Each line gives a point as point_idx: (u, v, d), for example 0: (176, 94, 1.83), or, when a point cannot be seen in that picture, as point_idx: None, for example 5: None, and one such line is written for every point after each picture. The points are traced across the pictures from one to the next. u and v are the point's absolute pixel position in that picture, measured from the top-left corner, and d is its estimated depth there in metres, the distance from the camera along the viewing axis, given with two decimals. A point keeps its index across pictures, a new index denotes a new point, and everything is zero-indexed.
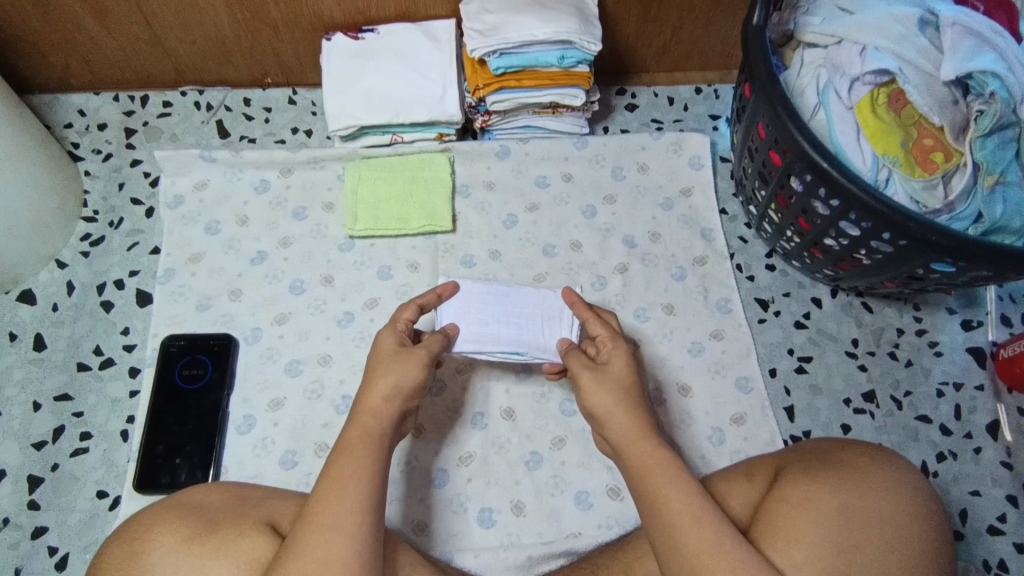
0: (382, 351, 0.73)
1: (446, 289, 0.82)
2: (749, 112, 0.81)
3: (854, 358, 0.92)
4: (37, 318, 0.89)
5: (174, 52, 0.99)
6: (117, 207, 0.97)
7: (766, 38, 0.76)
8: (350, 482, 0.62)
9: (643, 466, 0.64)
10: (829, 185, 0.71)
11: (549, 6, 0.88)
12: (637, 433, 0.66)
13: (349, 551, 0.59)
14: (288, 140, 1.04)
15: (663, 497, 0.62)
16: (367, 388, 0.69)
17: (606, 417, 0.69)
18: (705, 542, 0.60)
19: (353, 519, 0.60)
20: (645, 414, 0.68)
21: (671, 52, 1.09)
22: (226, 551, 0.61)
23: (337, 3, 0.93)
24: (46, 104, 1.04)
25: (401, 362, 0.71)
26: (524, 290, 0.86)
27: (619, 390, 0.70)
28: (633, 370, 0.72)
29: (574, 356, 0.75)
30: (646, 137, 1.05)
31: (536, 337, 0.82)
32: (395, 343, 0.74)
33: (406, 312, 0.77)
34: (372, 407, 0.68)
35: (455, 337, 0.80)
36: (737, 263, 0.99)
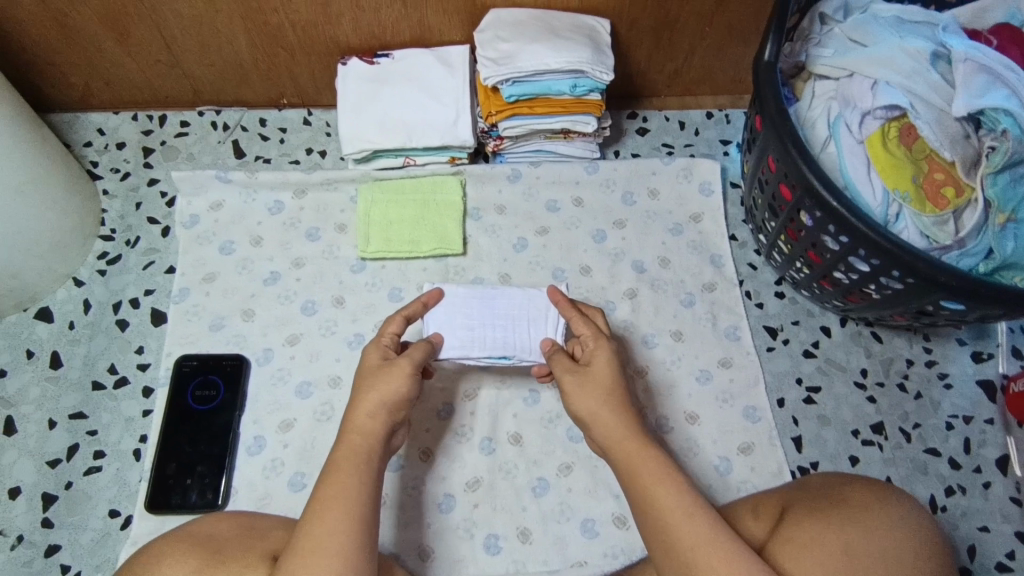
0: (366, 366, 0.75)
1: (432, 296, 0.84)
2: (760, 145, 0.82)
3: (863, 388, 0.92)
4: (54, 336, 0.91)
5: (192, 73, 1.01)
6: (134, 226, 0.99)
7: (778, 73, 0.76)
8: (338, 507, 0.63)
9: (635, 465, 0.67)
10: (838, 222, 0.71)
11: (562, 35, 0.89)
12: (631, 439, 0.69)
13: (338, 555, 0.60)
14: (302, 160, 1.05)
15: (655, 494, 0.65)
16: (354, 404, 0.71)
17: (593, 421, 0.72)
18: (698, 534, 0.62)
19: (336, 542, 0.60)
20: (638, 421, 0.72)
21: (682, 77, 1.10)
22: None
23: (354, 28, 0.94)
24: (66, 122, 1.06)
25: (385, 376, 0.73)
26: (510, 291, 0.87)
27: (607, 389, 0.73)
28: (616, 371, 0.75)
29: (557, 359, 0.78)
30: (656, 162, 1.05)
31: (522, 339, 0.84)
32: (379, 358, 0.75)
33: (392, 324, 0.79)
34: (360, 427, 0.70)
35: (440, 344, 0.82)
36: (746, 290, 0.99)
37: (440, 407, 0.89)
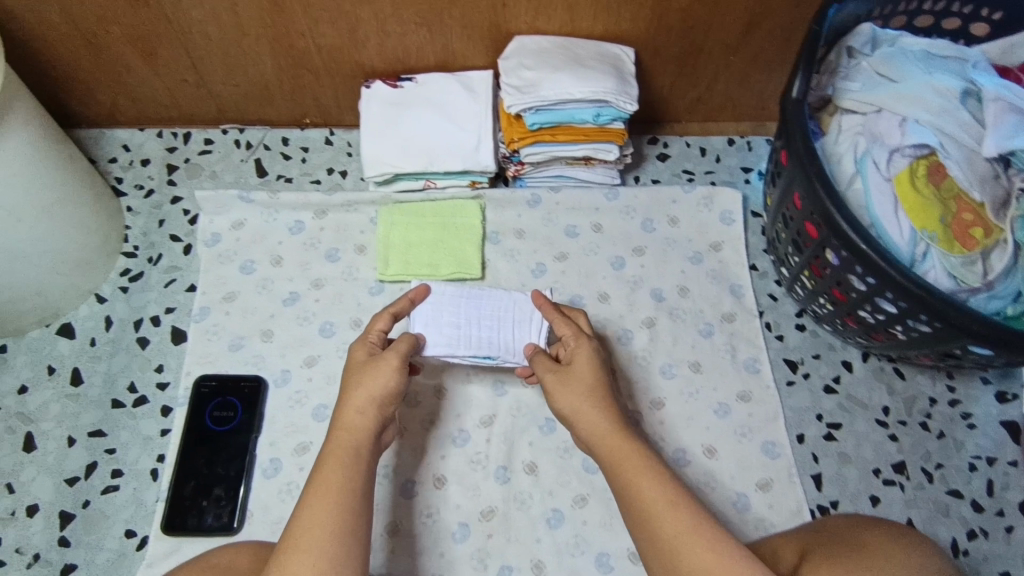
0: (354, 362, 0.76)
1: (417, 292, 0.85)
2: (785, 179, 0.81)
3: (885, 426, 0.91)
4: (76, 352, 0.91)
5: (217, 93, 1.02)
6: (156, 243, 1.00)
7: (806, 110, 0.76)
8: (331, 504, 0.64)
9: (619, 458, 0.69)
10: (865, 263, 0.70)
11: (587, 64, 0.89)
12: (615, 435, 0.71)
13: (330, 541, 0.61)
14: (323, 180, 1.06)
15: (638, 487, 0.66)
16: (344, 400, 0.72)
17: (575, 417, 0.74)
18: (681, 524, 0.63)
19: (324, 537, 0.61)
20: (621, 415, 0.74)
21: (705, 104, 1.09)
22: None
23: (379, 52, 0.95)
24: (92, 138, 1.07)
25: (373, 372, 0.74)
26: (496, 293, 0.89)
27: (589, 382, 0.75)
28: (597, 366, 0.77)
29: (539, 360, 0.79)
30: (677, 190, 1.05)
31: (508, 341, 0.86)
32: (366, 355, 0.77)
33: (380, 321, 0.80)
34: (349, 424, 0.71)
35: (423, 344, 0.84)
36: (766, 321, 0.98)
37: (455, 433, 0.89)
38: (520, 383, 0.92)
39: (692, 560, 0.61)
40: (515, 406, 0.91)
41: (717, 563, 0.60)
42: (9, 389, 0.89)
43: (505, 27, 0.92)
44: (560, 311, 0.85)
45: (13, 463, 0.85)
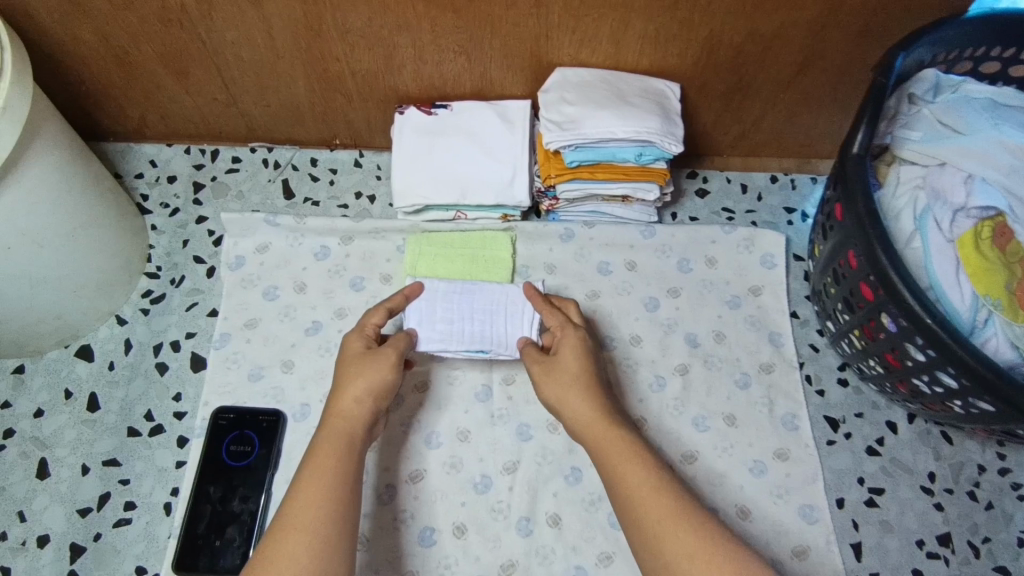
0: (349, 353, 0.80)
1: (409, 288, 0.88)
2: (839, 235, 0.76)
3: (930, 494, 0.87)
4: (93, 376, 0.89)
5: (248, 112, 0.99)
6: (179, 264, 0.98)
7: (868, 168, 0.71)
8: (319, 494, 0.67)
9: (603, 444, 0.74)
10: (925, 335, 0.66)
11: (632, 100, 0.85)
12: (603, 424, 0.75)
13: (321, 512, 0.66)
14: (351, 205, 1.03)
15: (623, 474, 0.70)
16: (340, 390, 0.77)
17: (563, 407, 0.78)
18: (663, 510, 0.66)
19: (311, 518, 0.65)
20: (608, 406, 0.77)
21: (749, 139, 1.04)
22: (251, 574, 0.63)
23: (414, 78, 0.91)
24: (118, 152, 1.05)
25: (370, 366, 0.78)
26: (489, 286, 0.90)
27: (574, 373, 0.79)
28: (581, 356, 0.81)
29: (530, 356, 0.83)
30: (716, 230, 1.01)
31: (499, 334, 0.87)
32: (360, 345, 0.81)
33: (374, 317, 0.84)
34: (343, 412, 0.75)
35: (416, 339, 0.86)
36: (807, 373, 0.94)
37: (476, 478, 0.86)
38: (546, 427, 0.89)
39: (674, 540, 0.64)
40: (540, 452, 0.88)
41: (700, 545, 0.63)
42: (25, 412, 0.87)
43: (546, 58, 0.88)
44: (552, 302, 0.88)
45: (26, 490, 0.83)
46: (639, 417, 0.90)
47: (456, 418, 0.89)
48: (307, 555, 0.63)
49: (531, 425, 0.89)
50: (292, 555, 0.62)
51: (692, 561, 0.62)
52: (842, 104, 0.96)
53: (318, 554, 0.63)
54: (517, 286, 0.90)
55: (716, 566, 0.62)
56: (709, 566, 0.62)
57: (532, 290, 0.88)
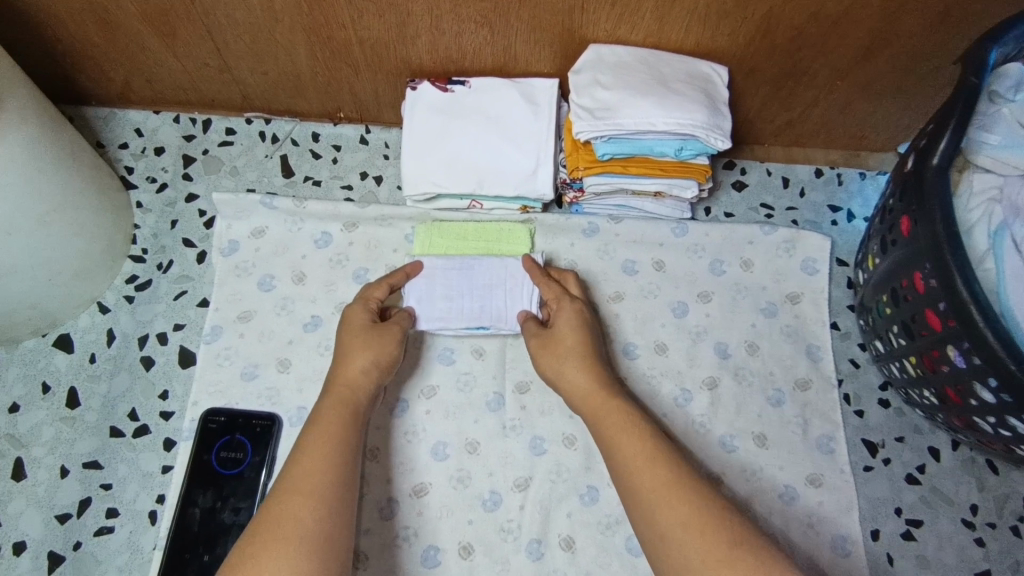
0: (353, 324, 0.77)
1: (411, 269, 0.82)
2: (904, 253, 0.68)
3: (971, 527, 0.81)
4: (73, 369, 0.83)
5: (243, 80, 0.89)
6: (167, 247, 0.89)
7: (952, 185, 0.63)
8: (332, 443, 0.66)
9: (599, 413, 0.72)
10: (987, 361, 0.59)
11: (675, 86, 0.76)
12: (601, 395, 0.73)
13: (330, 466, 0.64)
14: (356, 186, 0.94)
15: (622, 447, 0.67)
16: (345, 361, 0.74)
17: (560, 378, 0.76)
18: (659, 480, 0.63)
19: (314, 481, 0.62)
20: (607, 375, 0.75)
21: (796, 128, 0.95)
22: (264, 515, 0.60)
23: (430, 49, 0.81)
24: (101, 118, 0.96)
25: (378, 337, 0.76)
26: (491, 261, 0.84)
27: (574, 344, 0.77)
28: (578, 328, 0.78)
29: (528, 331, 0.79)
30: (754, 230, 0.92)
31: (500, 309, 0.82)
32: (362, 314, 0.77)
33: (376, 291, 0.80)
34: (350, 381, 0.72)
35: (415, 317, 0.81)
36: (845, 392, 0.87)
37: (485, 495, 0.80)
38: (561, 441, 0.83)
39: (670, 512, 0.60)
40: (554, 469, 0.81)
41: (697, 517, 0.59)
42: None
43: (579, 34, 0.78)
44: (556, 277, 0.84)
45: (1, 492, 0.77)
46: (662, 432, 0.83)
47: (463, 428, 0.83)
48: (310, 516, 0.59)
49: (546, 438, 0.83)
50: (295, 519, 0.59)
51: (686, 532, 0.59)
52: (906, 95, 0.86)
53: (323, 518, 0.60)
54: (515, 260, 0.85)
55: (712, 534, 0.58)
56: (703, 540, 0.57)
57: (532, 264, 0.83)
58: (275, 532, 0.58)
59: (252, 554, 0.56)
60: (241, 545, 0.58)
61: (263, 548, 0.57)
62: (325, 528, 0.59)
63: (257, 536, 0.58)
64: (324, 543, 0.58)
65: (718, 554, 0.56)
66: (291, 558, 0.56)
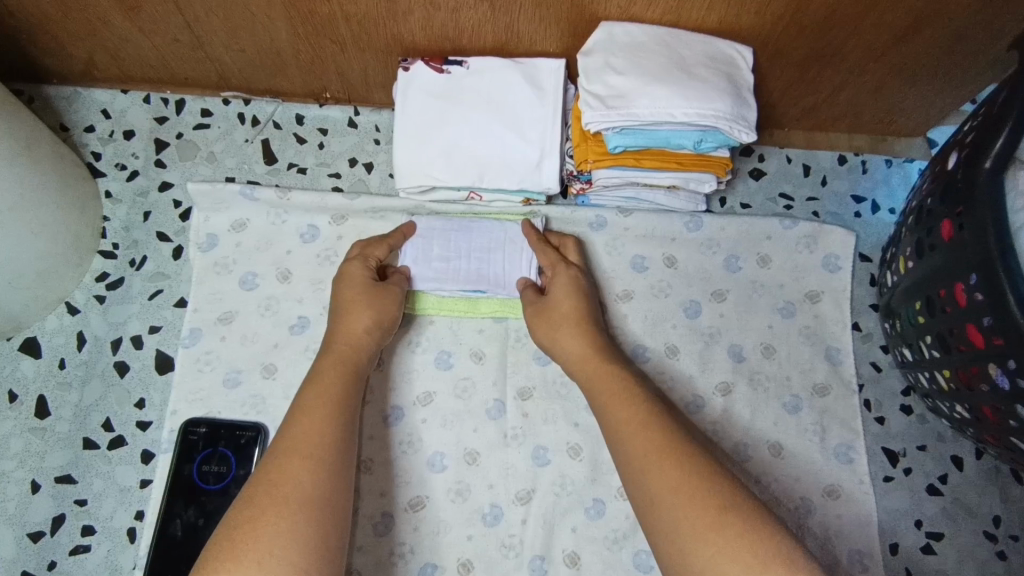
0: (352, 279, 0.73)
1: (405, 228, 0.78)
2: (942, 259, 0.63)
3: (994, 541, 0.78)
4: (42, 376, 0.78)
5: (218, 57, 0.81)
6: (140, 241, 0.83)
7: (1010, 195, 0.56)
8: (331, 403, 0.63)
9: (596, 379, 0.69)
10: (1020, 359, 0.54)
11: (695, 74, 0.69)
12: (596, 360, 0.70)
13: (328, 426, 0.61)
14: (344, 174, 0.87)
15: (617, 411, 0.65)
16: (346, 319, 0.71)
17: (554, 344, 0.73)
18: (652, 445, 0.60)
19: (313, 444, 0.59)
20: (601, 339, 0.73)
21: (820, 112, 0.88)
22: (259, 475, 0.56)
23: (423, 26, 0.73)
24: (64, 98, 0.88)
25: (380, 296, 0.73)
26: (490, 224, 0.80)
27: (574, 308, 0.74)
28: (575, 296, 0.75)
29: (526, 299, 0.76)
30: (773, 224, 0.85)
31: (498, 274, 0.78)
32: (362, 272, 0.74)
33: (375, 249, 0.76)
34: (350, 343, 0.70)
35: (410, 277, 0.77)
36: (866, 398, 0.83)
37: (485, 508, 0.76)
38: (565, 451, 0.78)
39: (660, 473, 0.57)
40: (558, 481, 0.77)
41: (690, 481, 0.56)
42: None
43: (589, 11, 0.70)
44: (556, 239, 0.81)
45: None
46: None
47: (462, 436, 0.78)
48: (309, 478, 0.56)
49: (549, 448, 0.78)
50: (293, 480, 0.55)
51: (676, 495, 0.55)
52: (943, 77, 0.79)
53: (322, 481, 0.57)
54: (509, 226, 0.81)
55: (706, 493, 0.54)
56: (691, 501, 0.54)
57: (532, 230, 0.79)
58: (273, 492, 0.54)
59: (249, 516, 0.52)
60: (237, 505, 0.54)
61: (261, 509, 0.53)
62: (323, 488, 0.56)
63: (256, 497, 0.54)
64: (322, 505, 0.55)
65: (707, 520, 0.53)
66: (288, 520, 0.53)
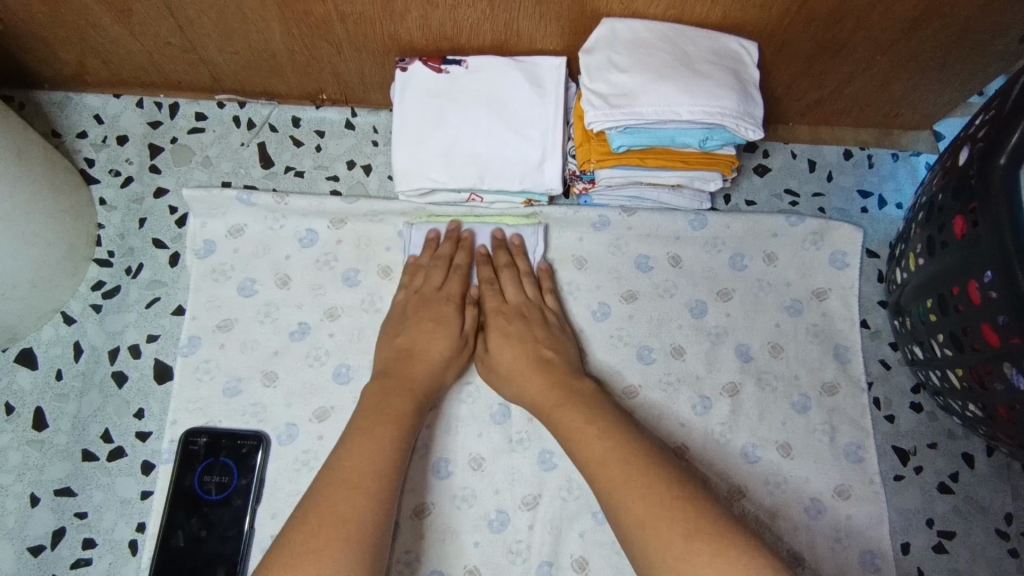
0: (444, 325, 0.73)
1: (465, 241, 0.79)
2: (954, 258, 0.62)
3: (1006, 538, 0.77)
4: (39, 388, 0.76)
5: (211, 60, 0.80)
6: (136, 249, 0.82)
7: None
8: (390, 433, 0.63)
9: (557, 412, 0.68)
10: None
11: (701, 70, 0.67)
12: (557, 397, 0.69)
13: (390, 457, 0.61)
14: (342, 176, 0.85)
15: (581, 446, 0.64)
16: (419, 355, 0.71)
17: (511, 388, 0.73)
18: (614, 476, 0.60)
19: (379, 481, 0.59)
20: (555, 372, 0.71)
21: (825, 106, 0.86)
22: (317, 504, 0.56)
23: (420, 25, 0.72)
24: (56, 104, 0.86)
25: (454, 346, 0.73)
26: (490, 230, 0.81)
27: (518, 357, 0.72)
28: (514, 351, 0.73)
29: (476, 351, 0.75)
30: (779, 221, 0.84)
31: None
32: (454, 324, 0.74)
33: (455, 284, 0.76)
34: (425, 373, 0.71)
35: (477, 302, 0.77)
36: (875, 396, 0.82)
37: (491, 515, 0.74)
38: None
39: (627, 503, 0.57)
40: (565, 486, 0.75)
41: (654, 513, 0.55)
42: None
43: (590, 7, 0.69)
44: (507, 253, 0.79)
45: None
46: (678, 444, 0.77)
47: (467, 443, 0.76)
48: (369, 514, 0.57)
49: (555, 452, 0.76)
50: (355, 517, 0.56)
51: (643, 530, 0.55)
52: (950, 69, 0.78)
53: (380, 516, 0.57)
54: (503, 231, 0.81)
55: (670, 521, 0.54)
56: (660, 535, 0.54)
57: (502, 236, 0.80)
58: (334, 525, 0.55)
59: (310, 548, 0.53)
60: (297, 532, 0.54)
61: (322, 545, 0.53)
62: (380, 527, 0.56)
63: (317, 528, 0.54)
64: (379, 543, 0.56)
65: (675, 549, 0.53)
66: (343, 561, 0.53)
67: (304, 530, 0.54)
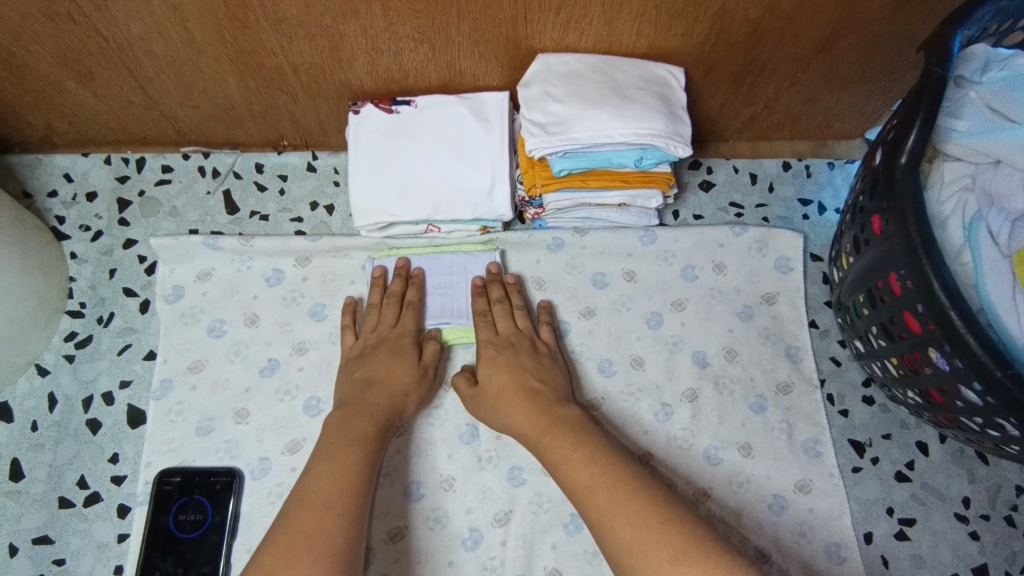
0: (399, 360, 0.76)
1: (415, 278, 0.81)
2: (876, 251, 0.66)
3: (965, 521, 0.79)
4: (15, 440, 0.78)
5: (174, 115, 0.84)
6: (107, 299, 0.84)
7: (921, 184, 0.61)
8: (352, 455, 0.66)
9: (547, 438, 0.70)
10: (953, 343, 0.57)
11: (630, 96, 0.73)
12: (545, 422, 0.71)
13: (353, 478, 0.64)
14: (306, 217, 0.89)
15: (569, 472, 0.66)
16: (375, 385, 0.74)
17: (507, 423, 0.74)
18: (604, 507, 0.61)
19: (345, 499, 0.61)
20: (541, 401, 0.74)
21: (759, 122, 0.91)
22: (285, 524, 0.58)
23: (369, 70, 0.77)
24: (26, 165, 0.90)
25: (408, 372, 0.76)
26: (449, 257, 0.84)
27: (504, 386, 0.75)
28: (493, 371, 0.76)
29: (461, 393, 0.78)
30: (724, 231, 0.89)
31: (461, 305, 0.82)
32: (405, 356, 0.77)
33: (408, 319, 0.79)
34: (388, 394, 0.74)
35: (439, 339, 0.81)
36: (829, 393, 0.85)
37: (465, 533, 0.76)
38: (541, 471, 0.78)
39: (617, 532, 0.59)
40: (535, 499, 0.77)
41: (642, 539, 0.57)
42: None
43: (525, 44, 0.74)
44: (501, 287, 0.82)
45: None
46: (644, 451, 0.80)
47: (438, 464, 0.78)
48: (337, 529, 0.59)
49: (524, 468, 0.78)
50: (322, 534, 0.58)
51: (633, 556, 0.57)
52: (867, 81, 0.84)
53: (348, 532, 0.59)
54: (475, 257, 0.85)
55: (658, 546, 0.56)
56: (648, 560, 0.56)
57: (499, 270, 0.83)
58: (305, 544, 0.56)
59: (282, 566, 0.55)
60: (268, 552, 0.56)
61: (293, 563, 0.55)
62: (349, 541, 0.58)
63: (289, 547, 0.56)
64: (350, 558, 0.57)
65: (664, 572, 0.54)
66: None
67: (270, 551, 0.56)
